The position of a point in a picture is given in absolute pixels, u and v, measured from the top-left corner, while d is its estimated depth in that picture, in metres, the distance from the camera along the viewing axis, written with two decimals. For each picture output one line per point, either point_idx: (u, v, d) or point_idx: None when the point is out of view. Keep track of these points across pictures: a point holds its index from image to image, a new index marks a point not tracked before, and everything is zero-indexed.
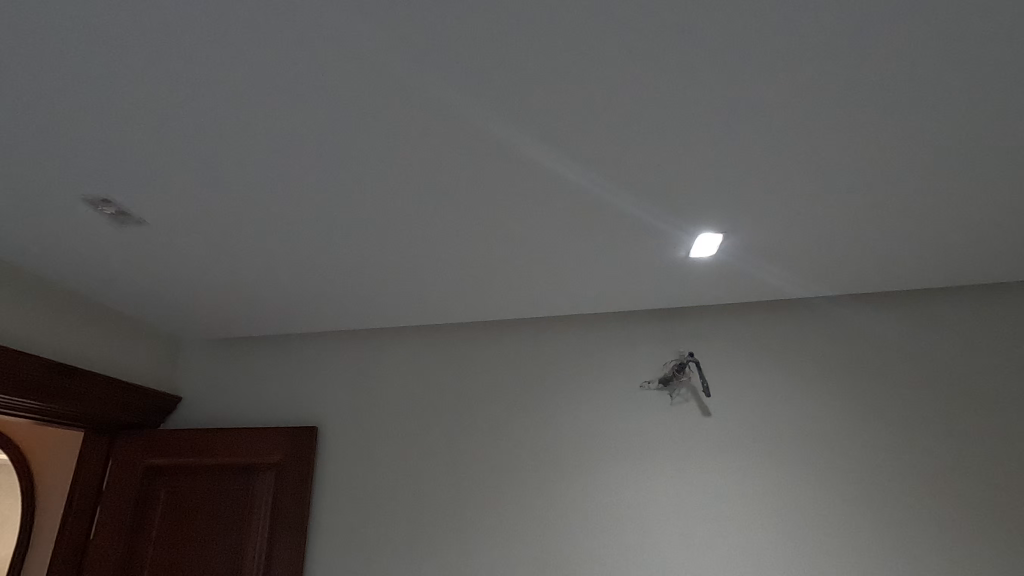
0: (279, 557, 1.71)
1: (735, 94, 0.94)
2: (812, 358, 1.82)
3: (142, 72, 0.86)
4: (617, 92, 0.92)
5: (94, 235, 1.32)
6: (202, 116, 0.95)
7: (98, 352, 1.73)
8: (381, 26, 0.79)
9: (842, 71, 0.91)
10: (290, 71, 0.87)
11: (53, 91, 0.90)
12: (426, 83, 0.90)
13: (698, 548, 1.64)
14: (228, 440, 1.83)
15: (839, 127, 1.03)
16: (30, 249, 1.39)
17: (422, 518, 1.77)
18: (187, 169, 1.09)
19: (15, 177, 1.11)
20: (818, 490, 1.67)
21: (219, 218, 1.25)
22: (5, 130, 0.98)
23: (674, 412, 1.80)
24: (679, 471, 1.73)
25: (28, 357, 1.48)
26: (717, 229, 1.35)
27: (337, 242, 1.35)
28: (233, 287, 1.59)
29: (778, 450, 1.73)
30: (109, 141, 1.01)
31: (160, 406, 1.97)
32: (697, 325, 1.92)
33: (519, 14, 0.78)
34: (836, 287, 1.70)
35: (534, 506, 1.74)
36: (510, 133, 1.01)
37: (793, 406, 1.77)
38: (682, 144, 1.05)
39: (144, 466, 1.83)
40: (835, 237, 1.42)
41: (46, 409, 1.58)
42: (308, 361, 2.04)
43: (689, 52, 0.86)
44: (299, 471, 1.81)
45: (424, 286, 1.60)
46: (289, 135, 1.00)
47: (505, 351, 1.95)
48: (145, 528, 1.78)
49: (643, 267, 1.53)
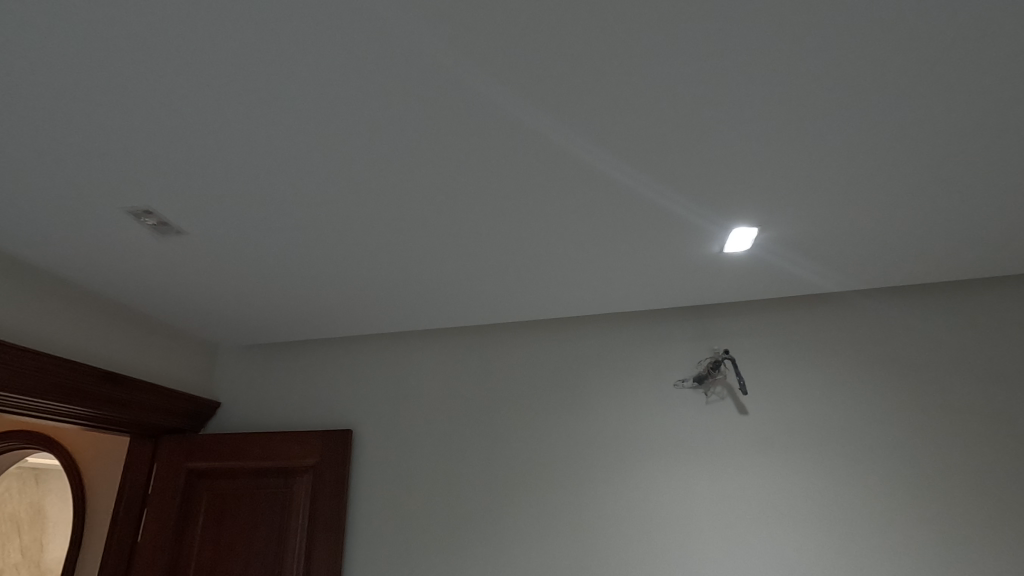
0: (318, 557, 1.74)
1: (769, 84, 0.91)
2: (854, 353, 1.77)
3: (184, 91, 0.90)
4: (646, 86, 0.90)
5: (138, 246, 1.37)
6: (240, 129, 0.98)
7: (141, 359, 1.79)
8: (407, 26, 0.79)
9: (884, 56, 0.87)
10: (323, 85, 0.89)
11: (100, 110, 0.94)
12: (453, 82, 0.89)
13: (739, 548, 1.60)
14: (266, 443, 1.87)
15: (876, 119, 1.00)
16: (78, 261, 1.45)
17: (458, 519, 1.77)
18: (225, 179, 1.12)
19: (65, 193, 1.16)
20: (865, 490, 1.61)
21: (256, 225, 1.28)
22: (57, 148, 1.03)
23: (709, 410, 1.77)
24: (717, 471, 1.69)
25: (79, 365, 1.54)
26: (753, 223, 1.32)
27: (370, 247, 1.37)
28: (269, 292, 1.63)
29: (819, 448, 1.67)
30: (153, 155, 1.05)
31: (200, 411, 2.02)
32: (731, 322, 1.88)
33: (547, 22, 0.79)
34: (877, 280, 1.64)
35: (569, 506, 1.73)
36: (539, 130, 0.99)
37: (834, 402, 1.72)
38: (712, 142, 1.04)
39: (186, 469, 1.87)
40: (878, 229, 1.36)
41: (94, 415, 1.64)
42: (341, 366, 2.06)
43: (722, 42, 0.83)
44: (335, 473, 1.83)
45: (454, 289, 1.61)
46: (322, 145, 1.02)
47: (534, 351, 1.95)
48: (188, 530, 1.83)
49: (674, 264, 1.51)
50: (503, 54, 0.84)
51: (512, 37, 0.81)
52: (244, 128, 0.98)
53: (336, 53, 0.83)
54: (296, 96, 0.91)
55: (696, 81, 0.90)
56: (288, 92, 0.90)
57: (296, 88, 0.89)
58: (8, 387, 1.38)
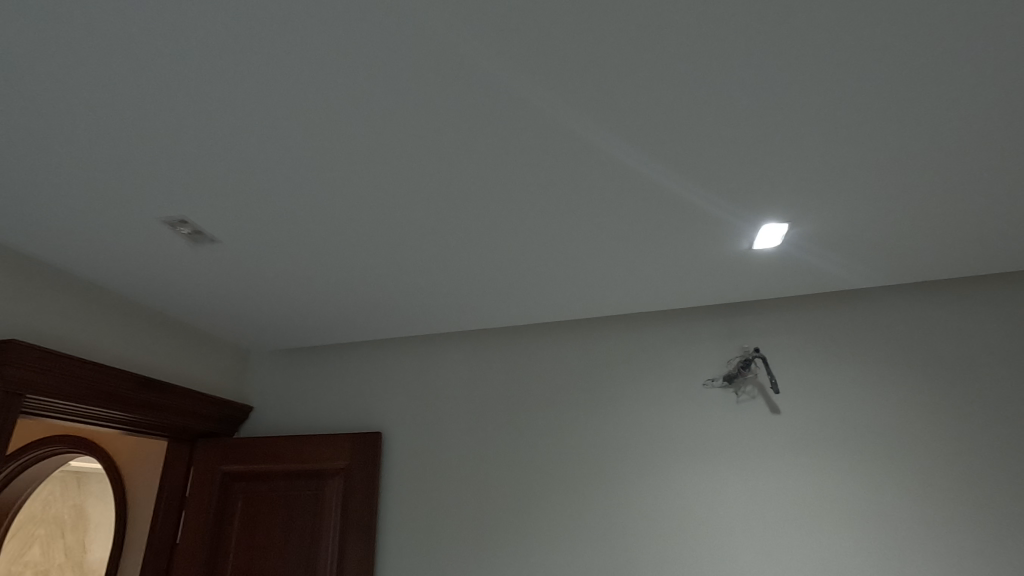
0: (350, 558, 1.76)
1: (803, 74, 0.89)
2: (891, 351, 1.72)
3: (218, 104, 0.93)
4: (676, 78, 0.89)
5: (173, 255, 1.41)
6: (271, 140, 1.01)
7: (175, 364, 1.84)
8: (433, 26, 0.79)
9: (923, 41, 0.84)
10: (350, 94, 0.91)
11: (138, 126, 0.98)
12: (481, 82, 0.89)
13: (773, 548, 1.58)
14: (298, 446, 1.90)
15: (907, 114, 0.98)
16: (117, 271, 1.50)
17: (488, 520, 1.78)
18: (256, 188, 1.15)
19: (106, 205, 1.20)
20: (904, 492, 1.57)
21: (286, 232, 1.31)
22: (98, 163, 1.07)
23: (740, 411, 1.74)
24: (750, 471, 1.67)
25: (119, 372, 1.59)
26: (784, 218, 1.29)
27: (397, 250, 1.39)
28: (298, 297, 1.65)
29: (854, 446, 1.64)
30: (188, 167, 1.08)
31: (233, 415, 2.07)
32: (762, 319, 1.84)
33: (566, 28, 0.80)
34: (913, 274, 1.59)
35: (599, 507, 1.72)
36: (564, 128, 0.99)
37: (870, 400, 1.68)
38: (738, 140, 1.03)
39: (221, 472, 1.91)
40: (916, 222, 1.32)
41: (133, 419, 1.69)
42: (369, 369, 2.09)
43: (754, 31, 0.81)
44: (365, 475, 1.85)
45: (479, 290, 1.61)
46: (349, 152, 1.04)
47: (560, 352, 1.95)
48: (225, 531, 1.86)
49: (702, 262, 1.49)
50: (529, 50, 0.83)
51: (538, 34, 0.80)
52: (274, 135, 1.00)
53: (363, 54, 0.83)
54: (322, 101, 0.92)
55: (726, 72, 0.88)
56: (317, 96, 0.91)
57: (324, 99, 0.92)
58: (50, 392, 1.43)
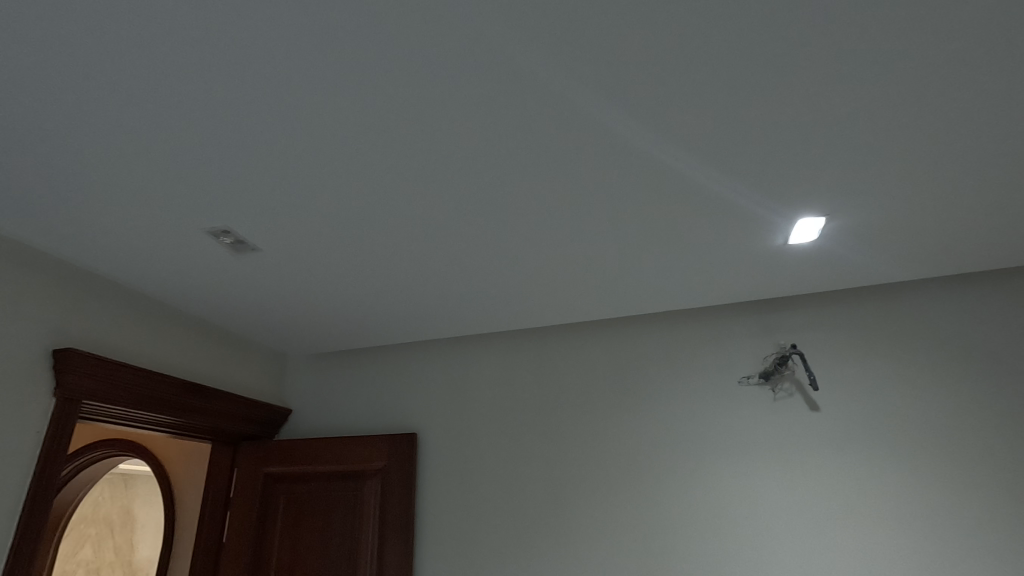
0: (390, 557, 1.79)
1: (849, 62, 0.87)
2: (937, 346, 1.66)
3: (262, 118, 0.97)
4: (714, 69, 0.87)
5: (217, 264, 1.47)
6: (312, 151, 1.05)
7: (218, 369, 1.90)
8: (470, 25, 0.80)
9: (964, 34, 0.82)
10: (388, 105, 0.94)
11: (186, 141, 1.02)
12: (515, 88, 0.91)
13: (816, 544, 1.55)
14: (336, 448, 1.94)
15: (948, 108, 0.96)
16: (163, 279, 1.56)
17: (524, 519, 1.79)
18: (297, 197, 1.18)
19: (156, 218, 1.26)
20: (953, 491, 1.52)
21: (323, 238, 1.34)
22: (150, 178, 1.12)
23: (778, 408, 1.71)
24: (790, 469, 1.64)
25: (166, 378, 1.65)
26: (820, 213, 1.27)
27: (430, 254, 1.41)
28: (333, 302, 1.69)
29: (897, 444, 1.59)
30: (232, 178, 1.13)
31: (273, 419, 2.12)
32: (798, 315, 1.81)
33: (599, 33, 0.81)
34: (957, 266, 1.54)
35: (634, 507, 1.72)
36: (597, 130, 1.00)
37: (913, 396, 1.63)
38: (773, 136, 1.02)
39: (264, 474, 1.96)
40: (963, 212, 1.28)
41: (180, 423, 1.75)
42: (403, 371, 2.12)
43: (797, 17, 0.79)
44: (402, 475, 1.88)
45: (510, 290, 1.62)
46: (387, 160, 1.07)
47: (592, 352, 1.95)
48: (269, 531, 1.91)
49: (736, 258, 1.48)
50: (566, 46, 0.83)
51: (576, 29, 0.80)
52: (314, 141, 1.02)
53: (401, 56, 0.84)
54: (361, 112, 0.95)
55: (767, 62, 0.86)
56: (355, 100, 0.93)
57: (363, 110, 0.95)
58: (104, 398, 1.49)
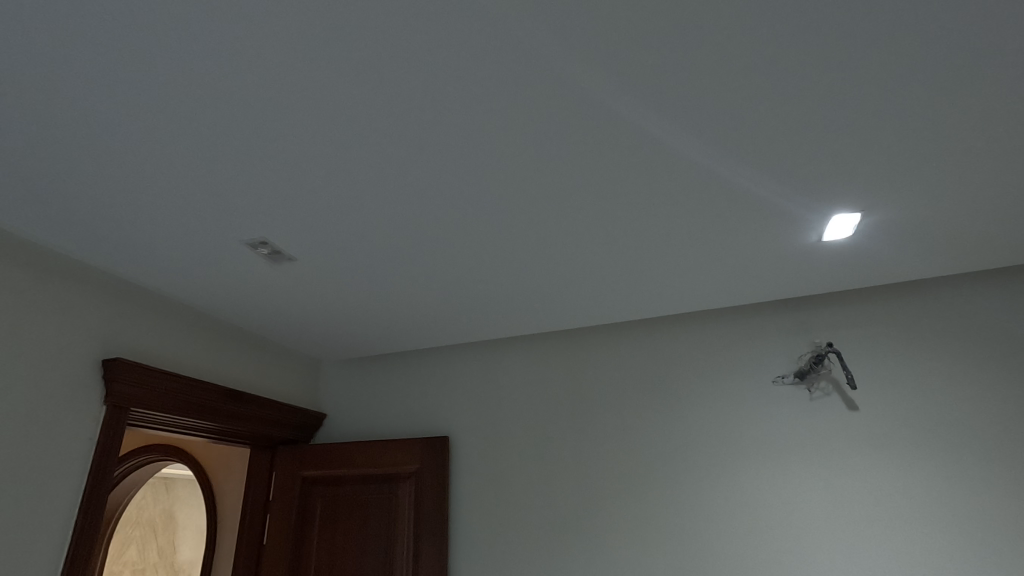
0: (425, 558, 1.81)
1: (887, 56, 0.85)
2: (981, 343, 1.61)
3: (300, 134, 1.00)
4: (751, 63, 0.86)
5: (255, 274, 1.51)
6: (347, 162, 1.08)
7: (255, 375, 1.95)
8: (504, 27, 0.80)
9: (1001, 30, 0.81)
10: (420, 117, 0.96)
11: (227, 157, 1.06)
12: (545, 96, 0.92)
13: (856, 545, 1.52)
14: (370, 452, 1.97)
15: (987, 104, 0.95)
16: (203, 289, 1.61)
17: (556, 520, 1.80)
18: (332, 207, 1.21)
19: (199, 231, 1.30)
20: (1000, 489, 1.47)
21: (356, 246, 1.37)
22: (192, 193, 1.16)
23: (814, 407, 1.68)
24: (827, 469, 1.61)
25: (208, 385, 1.70)
26: (855, 209, 1.25)
27: (460, 258, 1.43)
28: (365, 308, 1.72)
29: (941, 443, 1.55)
30: (271, 191, 1.16)
31: (309, 424, 2.16)
32: (833, 313, 1.77)
33: (628, 41, 0.82)
34: (1001, 260, 1.49)
35: (665, 507, 1.71)
36: (626, 134, 1.01)
37: (956, 394, 1.58)
38: (805, 135, 1.01)
39: (301, 477, 2.00)
40: (1009, 204, 1.24)
41: (221, 429, 1.81)
42: (433, 375, 2.15)
43: (836, 10, 0.78)
44: (435, 478, 1.91)
45: (539, 293, 1.63)
46: (418, 169, 1.09)
47: (621, 353, 1.94)
48: (307, 533, 1.96)
49: (768, 257, 1.46)
50: (599, 48, 0.83)
51: (608, 30, 0.81)
52: (350, 153, 1.05)
53: (435, 60, 0.85)
54: (393, 124, 0.98)
55: (801, 60, 0.86)
56: (389, 107, 0.94)
57: (396, 122, 0.97)
58: (151, 405, 1.54)
